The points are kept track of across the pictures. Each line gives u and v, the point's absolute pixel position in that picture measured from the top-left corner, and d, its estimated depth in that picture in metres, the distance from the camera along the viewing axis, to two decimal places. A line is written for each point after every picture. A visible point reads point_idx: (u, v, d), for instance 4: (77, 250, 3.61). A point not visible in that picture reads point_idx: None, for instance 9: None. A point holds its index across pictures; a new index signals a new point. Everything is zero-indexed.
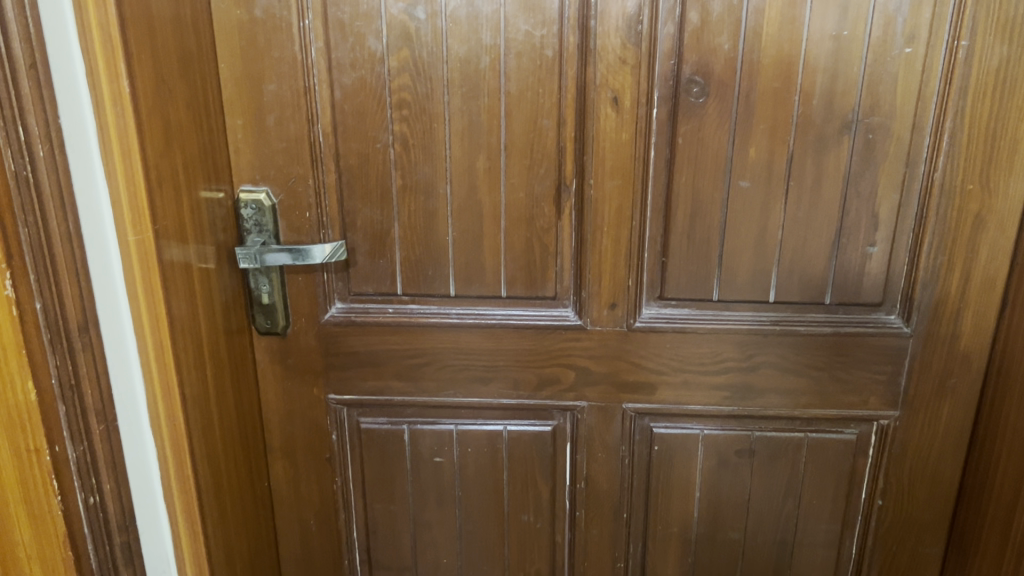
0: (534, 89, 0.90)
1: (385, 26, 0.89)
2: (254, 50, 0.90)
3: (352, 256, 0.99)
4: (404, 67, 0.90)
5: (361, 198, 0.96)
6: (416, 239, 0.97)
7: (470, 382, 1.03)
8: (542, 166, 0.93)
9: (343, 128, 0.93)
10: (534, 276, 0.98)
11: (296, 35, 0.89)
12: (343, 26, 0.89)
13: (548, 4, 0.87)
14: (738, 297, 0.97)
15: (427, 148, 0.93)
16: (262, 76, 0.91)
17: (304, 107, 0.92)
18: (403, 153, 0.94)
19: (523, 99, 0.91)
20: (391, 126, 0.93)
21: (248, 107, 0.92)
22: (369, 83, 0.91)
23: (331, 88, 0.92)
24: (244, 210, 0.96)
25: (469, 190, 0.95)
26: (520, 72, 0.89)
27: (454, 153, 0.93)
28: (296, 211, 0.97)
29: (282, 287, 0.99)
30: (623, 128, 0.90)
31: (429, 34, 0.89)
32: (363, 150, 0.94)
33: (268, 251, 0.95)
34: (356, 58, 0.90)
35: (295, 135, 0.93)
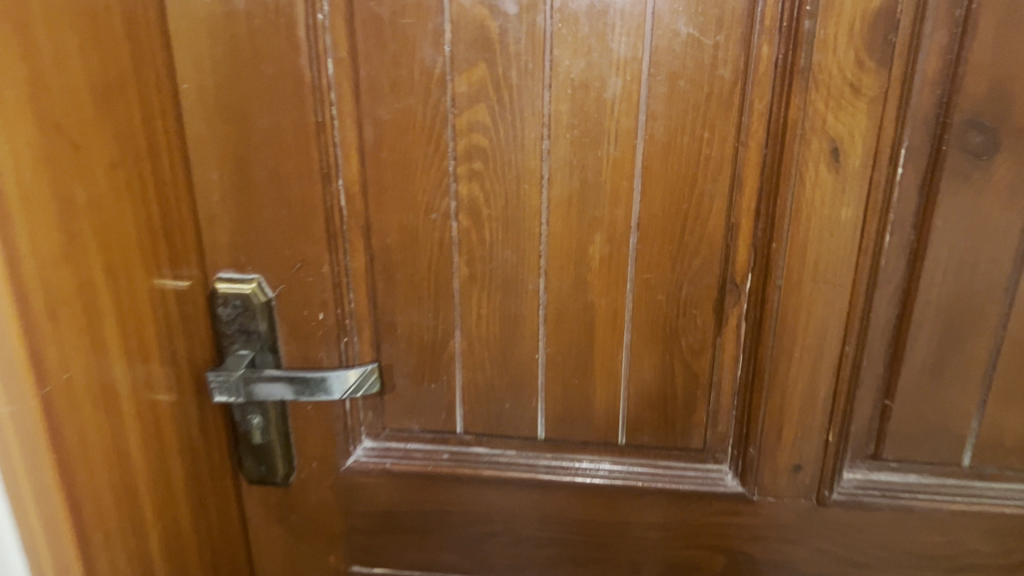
0: (694, 134, 0.54)
1: (448, 26, 0.53)
2: (234, 64, 0.55)
3: (390, 377, 0.64)
4: (477, 94, 0.55)
5: (405, 293, 0.61)
6: (487, 357, 0.62)
7: (563, 561, 0.68)
8: (696, 256, 0.57)
9: (377, 187, 0.58)
10: (672, 418, 0.63)
11: (302, 42, 0.54)
12: (379, 25, 0.54)
13: None
14: (1002, 465, 0.61)
15: (510, 222, 0.58)
16: (248, 106, 0.56)
17: (316, 156, 0.57)
18: (471, 229, 0.58)
19: (675, 150, 0.54)
20: (454, 186, 0.57)
21: (230, 154, 0.58)
22: (421, 120, 0.56)
23: (359, 125, 0.57)
24: (222, 309, 0.61)
25: (575, 288, 0.59)
26: (672, 107, 0.53)
27: (553, 232, 0.58)
28: (303, 310, 0.62)
29: (282, 420, 0.65)
30: (842, 201, 0.54)
31: (522, 40, 0.53)
32: (407, 223, 0.59)
33: (258, 378, 0.61)
34: (400, 78, 0.55)
35: (300, 198, 0.58)
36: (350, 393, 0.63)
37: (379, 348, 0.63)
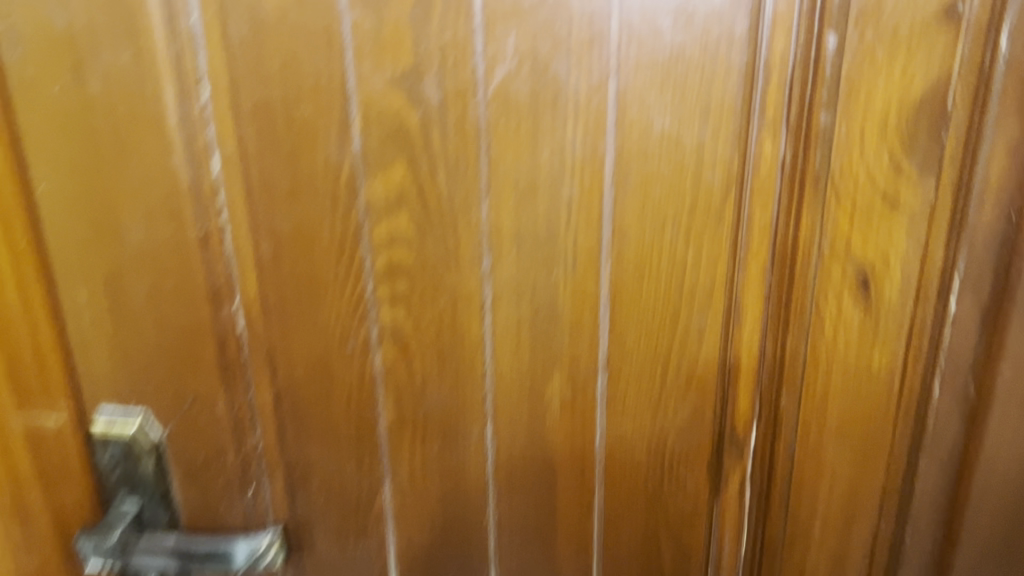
0: (675, 254, 0.41)
1: (356, 116, 0.41)
2: (96, 160, 0.44)
3: (309, 533, 0.52)
4: (396, 200, 0.43)
5: (321, 435, 0.49)
6: (425, 516, 0.50)
7: None
8: (684, 404, 0.44)
9: (280, 310, 0.46)
10: None
11: (178, 134, 0.43)
12: (270, 113, 0.42)
13: (717, 77, 0.38)
14: None
15: (445, 355, 0.46)
16: (116, 211, 0.45)
17: (203, 272, 0.46)
18: (398, 362, 0.46)
19: (651, 272, 0.42)
20: (373, 311, 0.45)
21: (98, 268, 0.46)
22: (328, 229, 0.44)
23: (255, 237, 0.45)
24: (100, 453, 0.49)
25: (530, 437, 0.47)
26: (645, 219, 0.41)
27: (501, 369, 0.45)
28: (199, 453, 0.50)
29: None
30: (874, 343, 0.41)
31: (449, 133, 0.41)
32: (317, 355, 0.47)
33: (141, 543, 0.49)
34: (301, 178, 0.43)
35: (188, 323, 0.47)
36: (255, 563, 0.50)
37: (295, 500, 0.51)
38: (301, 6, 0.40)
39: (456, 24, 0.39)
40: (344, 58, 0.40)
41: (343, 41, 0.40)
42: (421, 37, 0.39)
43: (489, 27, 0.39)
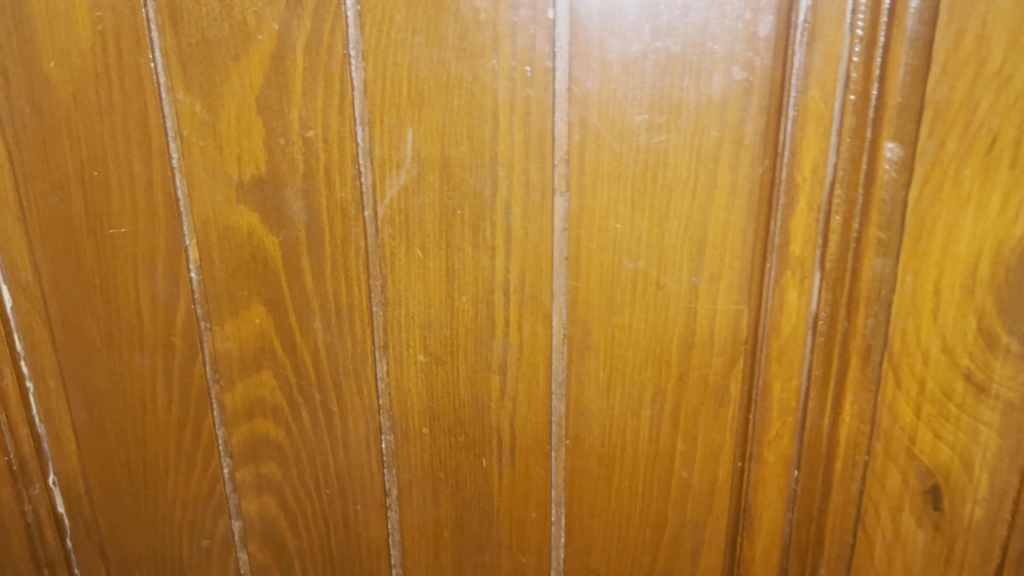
0: (658, 440, 0.28)
1: (191, 240, 0.29)
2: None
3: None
4: (257, 356, 0.30)
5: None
6: None
7: None
8: None
9: (107, 495, 0.33)
10: None
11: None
12: (71, 234, 0.29)
13: (717, 198, 0.25)
14: None
15: (334, 561, 0.32)
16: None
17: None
18: (270, 566, 0.33)
19: (624, 465, 0.29)
20: (232, 500, 0.32)
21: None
22: (164, 392, 0.31)
23: (65, 398, 0.32)
24: None
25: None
26: (613, 394, 0.28)
27: None
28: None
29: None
30: None
31: (323, 268, 0.28)
32: (160, 552, 0.34)
33: None
34: (120, 323, 0.30)
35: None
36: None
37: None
38: (101, 85, 0.27)
39: (327, 115, 0.26)
40: (169, 160, 0.28)
41: (165, 136, 0.27)
42: (276, 133, 0.26)
43: (375, 119, 0.26)
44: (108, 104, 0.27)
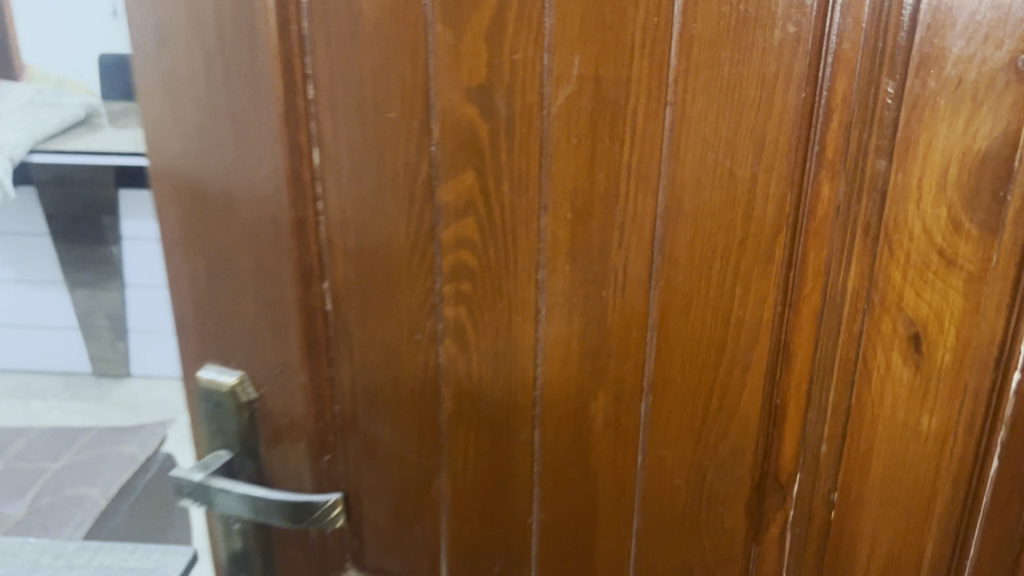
0: (728, 284, 0.40)
1: (434, 122, 0.43)
2: (210, 128, 0.45)
3: (366, 511, 0.53)
4: (464, 205, 0.44)
5: (392, 415, 0.50)
6: (476, 511, 0.51)
7: None
8: (725, 439, 0.43)
9: (360, 298, 0.48)
10: None
11: (279, 122, 0.43)
12: (361, 115, 0.44)
13: (778, 111, 0.37)
14: None
15: (499, 357, 0.47)
16: (225, 183, 0.46)
17: (294, 254, 0.46)
18: (457, 358, 0.48)
19: (701, 302, 0.41)
20: (440, 307, 0.47)
21: (209, 235, 0.47)
22: (404, 227, 0.46)
23: (340, 230, 0.47)
24: (205, 405, 0.51)
25: (573, 450, 0.47)
26: (695, 249, 0.40)
27: (549, 378, 0.46)
28: (283, 420, 0.50)
29: (264, 538, 0.52)
30: (923, 405, 0.39)
31: (514, 146, 0.42)
32: (389, 343, 0.49)
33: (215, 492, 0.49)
34: (383, 179, 0.45)
35: (275, 301, 0.47)
36: (154, 562, 0.45)
37: (354, 479, 0.53)
38: (393, 16, 0.42)
39: (527, 43, 0.40)
40: (427, 67, 0.42)
41: (426, 52, 0.42)
42: (495, 55, 0.41)
43: (556, 48, 0.40)
44: (396, 29, 0.42)
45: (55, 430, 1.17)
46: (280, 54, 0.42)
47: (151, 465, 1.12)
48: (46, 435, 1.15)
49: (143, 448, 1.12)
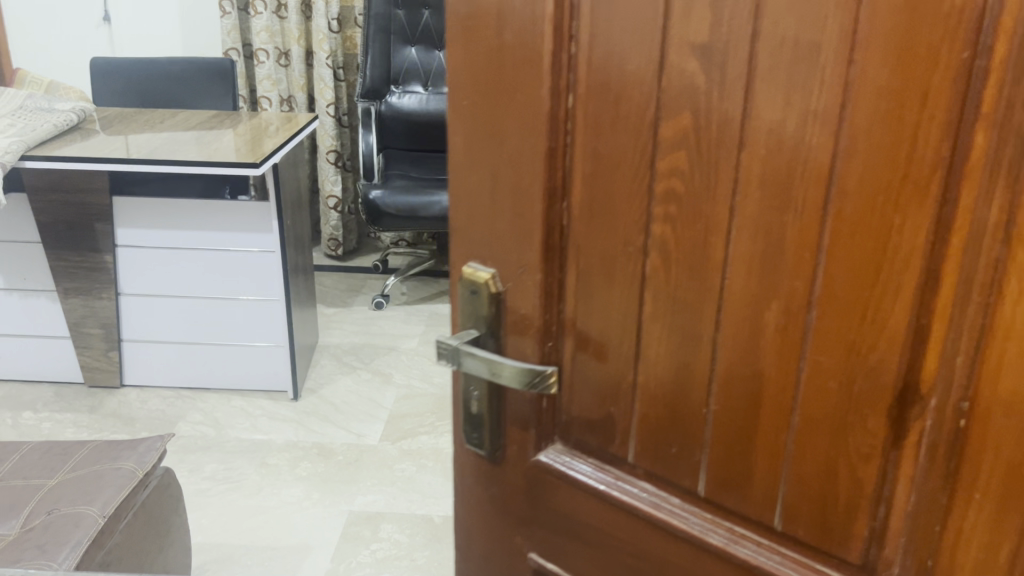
0: (887, 212, 0.49)
1: (665, 72, 0.55)
2: (496, 73, 0.62)
3: (573, 393, 0.68)
4: (679, 140, 0.56)
5: (603, 314, 0.64)
6: (660, 398, 0.63)
7: None
8: (875, 350, 0.52)
9: (588, 214, 0.62)
10: (829, 524, 0.57)
11: (546, 72, 0.59)
12: (608, 65, 0.58)
13: (944, 67, 0.45)
14: None
15: (694, 270, 0.58)
16: (501, 114, 0.63)
17: (544, 174, 0.62)
18: (659, 266, 0.60)
19: (864, 228, 0.50)
20: (650, 224, 0.59)
21: (484, 157, 0.65)
22: (629, 157, 0.59)
23: (581, 156, 0.61)
24: (465, 291, 0.70)
25: (748, 350, 0.57)
26: (863, 182, 0.49)
27: (733, 288, 0.57)
28: (521, 311, 0.68)
29: (496, 402, 0.72)
30: None
31: (725, 90, 0.53)
32: (608, 251, 0.62)
33: (465, 355, 0.69)
34: (618, 117, 0.58)
35: (527, 211, 0.64)
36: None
37: (563, 367, 0.68)
38: None
39: (743, 10, 0.51)
40: (665, 28, 0.54)
41: (665, 16, 0.54)
42: (717, 19, 0.52)
43: (766, 15, 0.50)
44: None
45: (51, 445, 1.29)
46: (552, 19, 0.58)
47: (149, 483, 1.27)
48: (43, 451, 1.27)
49: (141, 464, 1.25)
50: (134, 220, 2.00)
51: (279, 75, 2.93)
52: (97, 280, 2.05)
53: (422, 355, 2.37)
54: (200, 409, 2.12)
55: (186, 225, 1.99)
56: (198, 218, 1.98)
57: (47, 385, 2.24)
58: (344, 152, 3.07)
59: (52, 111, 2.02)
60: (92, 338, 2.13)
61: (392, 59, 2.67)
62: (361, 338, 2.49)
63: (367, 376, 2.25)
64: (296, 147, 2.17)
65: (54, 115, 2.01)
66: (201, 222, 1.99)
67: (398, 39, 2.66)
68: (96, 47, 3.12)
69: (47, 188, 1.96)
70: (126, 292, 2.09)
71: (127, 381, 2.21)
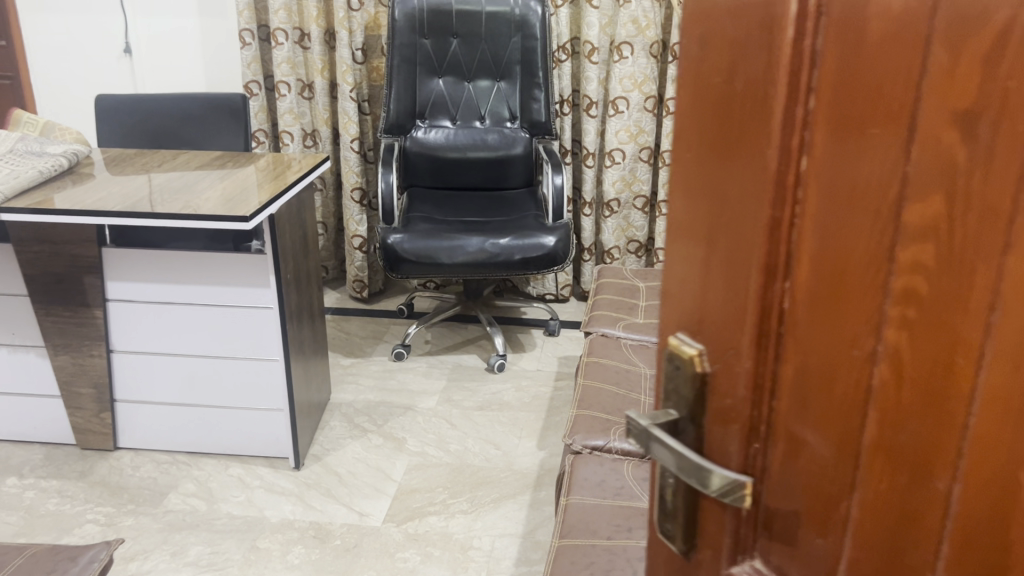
0: None
1: (913, 142, 0.42)
2: (719, 127, 0.51)
3: (775, 508, 0.55)
4: (926, 232, 0.42)
5: (822, 422, 0.50)
6: (876, 546, 0.49)
7: None
8: None
9: (812, 304, 0.49)
10: None
11: (775, 131, 0.47)
12: (848, 128, 0.44)
13: None
14: None
15: (934, 395, 0.44)
16: (721, 174, 0.51)
17: (763, 249, 0.50)
18: (889, 384, 0.46)
19: None
20: (884, 330, 0.46)
21: (703, 220, 0.54)
22: (865, 243, 0.45)
23: (810, 234, 0.48)
24: (670, 364, 0.59)
25: (995, 515, 0.43)
26: None
27: (981, 432, 0.42)
28: (726, 399, 0.55)
29: (688, 495, 0.59)
30: None
31: (993, 174, 0.39)
32: (830, 353, 0.49)
33: (656, 436, 0.57)
34: (856, 192, 0.45)
35: (740, 288, 0.52)
36: None
37: (767, 476, 0.55)
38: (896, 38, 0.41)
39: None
40: (918, 86, 0.41)
41: (921, 72, 0.41)
42: (989, 79, 0.38)
43: None
44: (895, 51, 0.42)
45: None
46: (787, 68, 0.46)
47: None
48: None
49: None
50: (125, 272, 1.85)
51: (301, 108, 2.78)
52: (86, 337, 1.91)
53: (440, 418, 2.18)
54: (195, 477, 1.95)
55: (179, 278, 1.85)
56: (193, 272, 1.84)
57: (37, 446, 2.07)
58: (371, 190, 2.89)
59: (42, 155, 1.90)
60: (84, 399, 1.98)
61: (417, 92, 2.49)
62: (376, 395, 2.29)
63: (378, 442, 2.08)
64: (303, 192, 2.02)
65: (44, 159, 1.88)
66: (195, 275, 1.84)
67: (424, 71, 2.48)
68: (118, 80, 2.98)
69: (33, 238, 1.84)
70: (118, 349, 1.94)
71: (122, 443, 2.05)
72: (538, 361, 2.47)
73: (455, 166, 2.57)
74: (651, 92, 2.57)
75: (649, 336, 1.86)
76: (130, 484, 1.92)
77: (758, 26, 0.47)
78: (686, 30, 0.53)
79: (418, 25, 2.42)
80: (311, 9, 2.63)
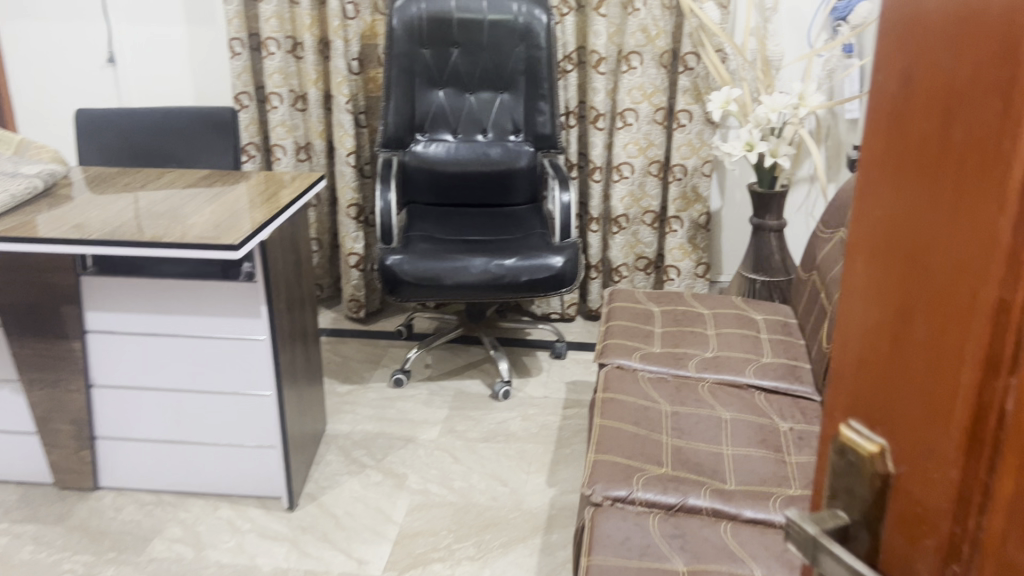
0: None
1: None
2: (930, 175, 0.39)
3: None
4: None
5: None
6: None
7: None
8: None
9: None
10: None
11: (1011, 181, 0.34)
12: None
13: None
14: None
15: None
16: (929, 235, 0.39)
17: (983, 333, 0.37)
18: None
19: None
20: None
21: (896, 291, 0.42)
22: None
23: None
24: (840, 460, 0.47)
25: None
26: None
27: None
28: (914, 510, 0.42)
29: None
30: None
31: None
32: None
33: (824, 548, 0.45)
34: None
35: (945, 382, 0.39)
36: None
37: None
38: None
39: None
40: None
41: None
42: None
43: None
44: None
45: None
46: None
47: None
48: None
49: None
50: (104, 303, 1.73)
51: (294, 121, 2.65)
52: (64, 371, 1.78)
53: (442, 451, 2.05)
54: (181, 520, 1.83)
55: (163, 308, 1.72)
56: (179, 302, 1.71)
57: (14, 486, 1.94)
58: (367, 205, 2.76)
59: (16, 176, 1.77)
60: (62, 436, 1.85)
61: (416, 103, 2.37)
62: (374, 426, 2.17)
63: (377, 478, 1.95)
64: (297, 213, 1.90)
65: (17, 180, 1.76)
66: (179, 304, 1.71)
67: (423, 82, 2.36)
68: (103, 92, 2.85)
69: (5, 267, 1.71)
70: (98, 384, 1.81)
71: (103, 482, 1.92)
72: (544, 386, 2.34)
73: (456, 182, 2.44)
74: (661, 103, 2.45)
75: (668, 367, 1.74)
76: (112, 529, 1.79)
77: (996, 38, 0.34)
78: (886, 46, 0.41)
79: (417, 34, 2.30)
80: (303, 17, 2.51)
